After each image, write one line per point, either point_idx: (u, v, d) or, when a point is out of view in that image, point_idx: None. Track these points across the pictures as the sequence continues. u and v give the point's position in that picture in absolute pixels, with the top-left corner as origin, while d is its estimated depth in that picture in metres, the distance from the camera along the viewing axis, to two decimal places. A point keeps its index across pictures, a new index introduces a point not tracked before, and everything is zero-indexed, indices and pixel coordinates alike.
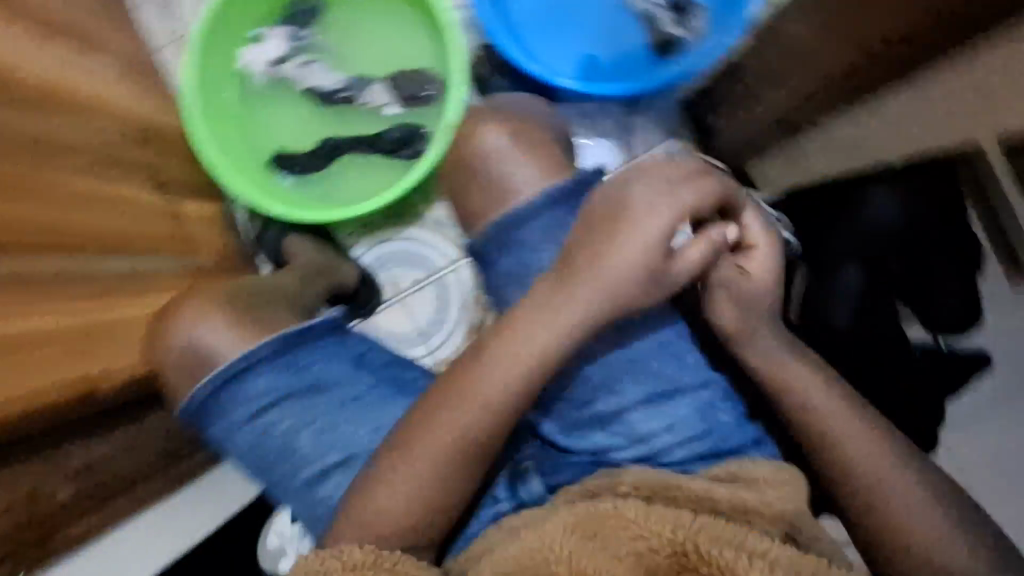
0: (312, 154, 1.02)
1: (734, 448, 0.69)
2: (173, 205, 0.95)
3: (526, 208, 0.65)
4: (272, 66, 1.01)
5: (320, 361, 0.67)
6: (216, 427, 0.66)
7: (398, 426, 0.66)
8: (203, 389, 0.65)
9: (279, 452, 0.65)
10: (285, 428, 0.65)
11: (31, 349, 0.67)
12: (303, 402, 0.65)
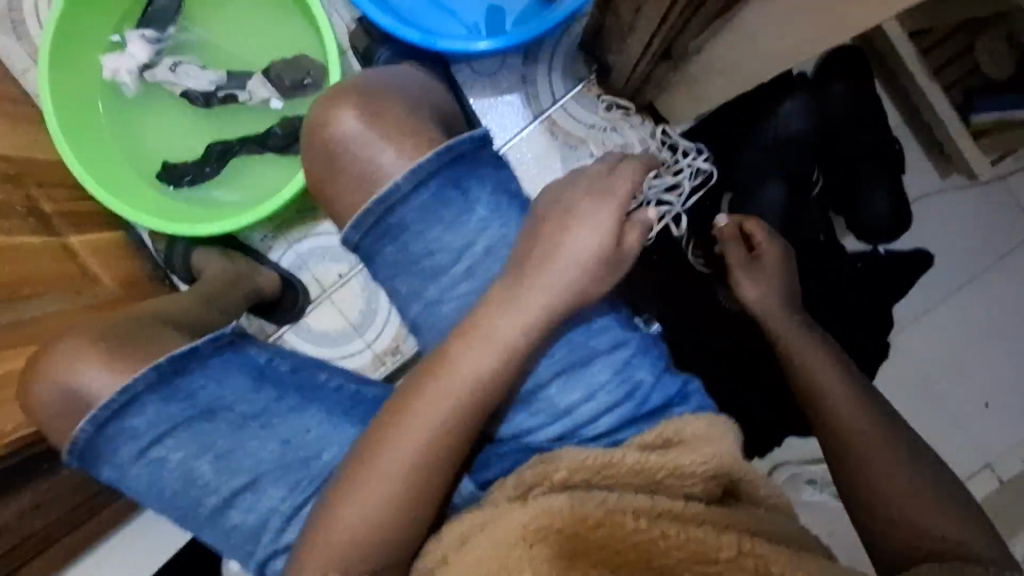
0: (201, 160, 0.97)
1: (657, 404, 0.65)
2: (58, 237, 0.88)
3: (402, 183, 0.59)
4: (142, 72, 0.96)
5: (212, 382, 0.63)
6: (106, 474, 0.61)
7: (305, 435, 0.62)
8: (85, 430, 0.60)
9: (178, 485, 0.61)
10: (180, 460, 0.61)
11: None
12: (199, 428, 0.61)
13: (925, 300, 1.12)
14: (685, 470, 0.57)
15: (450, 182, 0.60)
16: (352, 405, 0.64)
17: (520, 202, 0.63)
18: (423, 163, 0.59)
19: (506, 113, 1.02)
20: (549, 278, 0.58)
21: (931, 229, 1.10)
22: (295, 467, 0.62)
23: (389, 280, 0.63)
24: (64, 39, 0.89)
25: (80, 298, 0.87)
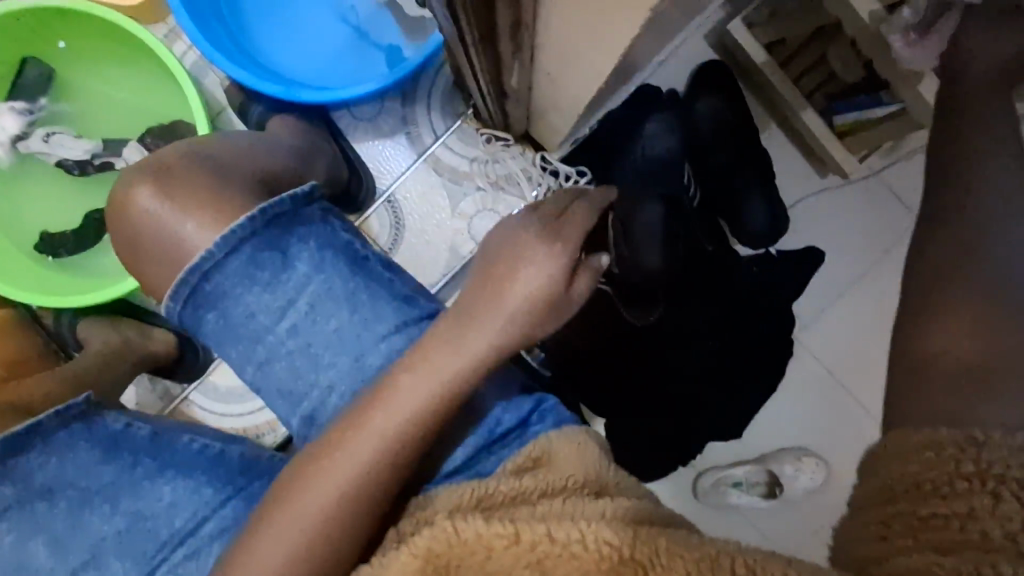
0: (79, 230, 0.97)
1: (508, 428, 0.66)
2: None
3: (214, 251, 0.60)
4: (16, 143, 0.95)
5: (48, 463, 0.64)
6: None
7: (148, 509, 0.64)
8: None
9: (11, 570, 0.63)
10: (13, 542, 0.63)
11: None
12: (36, 510, 0.64)
13: (819, 297, 1.14)
14: (558, 486, 0.56)
15: (267, 244, 0.61)
16: (208, 469, 0.65)
17: (348, 252, 0.64)
18: (234, 229, 0.60)
19: (392, 155, 1.05)
20: (491, 315, 0.55)
21: (817, 226, 1.13)
22: (141, 538, 0.63)
23: (220, 346, 0.63)
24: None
25: None
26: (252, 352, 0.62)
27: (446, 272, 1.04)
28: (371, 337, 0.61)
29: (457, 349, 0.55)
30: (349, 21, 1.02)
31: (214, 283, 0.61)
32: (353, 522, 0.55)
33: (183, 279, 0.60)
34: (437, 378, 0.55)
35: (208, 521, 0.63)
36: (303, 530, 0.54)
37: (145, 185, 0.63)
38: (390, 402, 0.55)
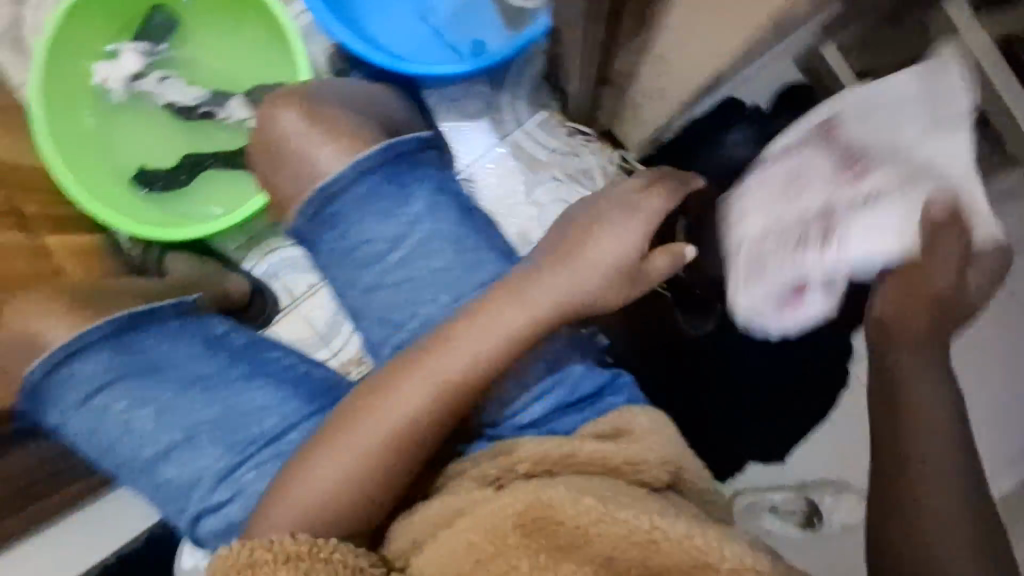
0: (174, 171, 1.03)
1: (586, 394, 0.67)
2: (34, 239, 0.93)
3: (346, 171, 0.65)
4: (132, 82, 1.02)
5: (163, 345, 0.69)
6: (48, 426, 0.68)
7: (239, 406, 0.66)
8: (38, 374, 0.66)
9: (107, 436, 0.66)
10: (121, 410, 0.66)
11: None
12: (142, 382, 0.67)
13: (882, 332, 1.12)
14: (642, 465, 0.58)
15: (391, 176, 0.66)
16: (298, 384, 0.68)
17: (459, 199, 0.68)
18: (369, 155, 0.65)
19: (476, 135, 1.08)
20: (582, 273, 0.60)
21: None
22: (235, 430, 0.65)
23: (330, 265, 0.67)
24: (57, 49, 0.95)
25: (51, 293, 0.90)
26: (354, 275, 0.66)
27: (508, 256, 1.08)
28: (473, 277, 0.64)
29: (497, 315, 0.60)
30: (429, 20, 1.06)
31: (337, 206, 0.65)
32: (388, 455, 0.58)
33: (312, 195, 0.65)
34: (476, 342, 0.59)
35: (295, 429, 0.65)
36: (345, 462, 0.58)
37: (286, 109, 0.69)
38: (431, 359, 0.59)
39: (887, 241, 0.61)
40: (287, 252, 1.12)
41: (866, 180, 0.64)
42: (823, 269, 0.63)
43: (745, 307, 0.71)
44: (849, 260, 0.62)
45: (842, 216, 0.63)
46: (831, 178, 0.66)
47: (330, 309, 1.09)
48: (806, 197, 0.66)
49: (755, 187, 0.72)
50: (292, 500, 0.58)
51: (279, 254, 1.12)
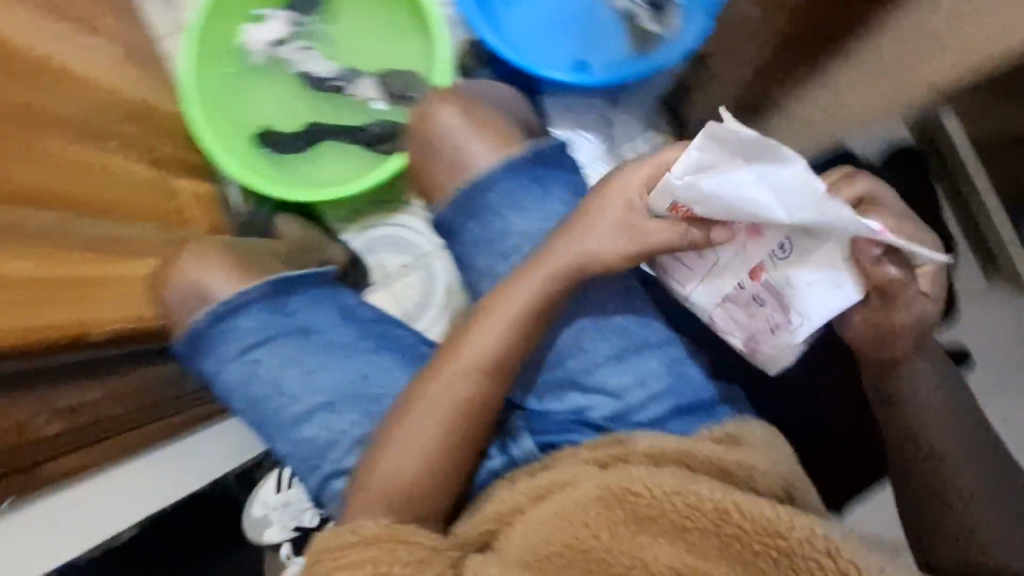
0: (299, 135, 1.08)
1: (701, 404, 0.70)
2: (167, 179, 0.98)
3: (498, 170, 0.74)
4: (274, 46, 1.07)
5: (311, 310, 0.72)
6: (199, 372, 0.72)
7: (377, 376, 0.70)
8: (204, 321, 0.70)
9: (256, 391, 0.69)
10: (271, 367, 0.69)
11: (35, 284, 0.65)
12: (290, 344, 0.70)
13: None
14: (756, 471, 0.61)
15: (534, 179, 0.74)
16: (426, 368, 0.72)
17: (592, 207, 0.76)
18: (515, 157, 0.74)
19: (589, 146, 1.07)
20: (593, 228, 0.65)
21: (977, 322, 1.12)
22: (372, 402, 0.70)
23: (471, 251, 0.76)
24: (216, 10, 1.01)
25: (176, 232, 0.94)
26: (495, 259, 0.75)
27: None
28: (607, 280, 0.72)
29: (512, 305, 0.66)
30: (562, 27, 1.08)
31: (485, 198, 0.74)
32: (466, 439, 0.66)
33: (466, 189, 0.74)
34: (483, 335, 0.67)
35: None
36: (428, 436, 0.65)
37: (447, 109, 0.80)
38: (461, 347, 0.67)
39: (837, 298, 0.58)
40: (386, 230, 1.15)
41: (817, 251, 0.56)
42: (772, 323, 0.61)
43: (720, 330, 0.65)
44: (811, 304, 0.58)
45: (806, 277, 0.57)
46: (736, 232, 0.59)
47: (422, 289, 1.13)
48: (744, 249, 0.60)
49: (661, 189, 0.60)
50: (395, 449, 0.65)
51: (377, 231, 1.15)
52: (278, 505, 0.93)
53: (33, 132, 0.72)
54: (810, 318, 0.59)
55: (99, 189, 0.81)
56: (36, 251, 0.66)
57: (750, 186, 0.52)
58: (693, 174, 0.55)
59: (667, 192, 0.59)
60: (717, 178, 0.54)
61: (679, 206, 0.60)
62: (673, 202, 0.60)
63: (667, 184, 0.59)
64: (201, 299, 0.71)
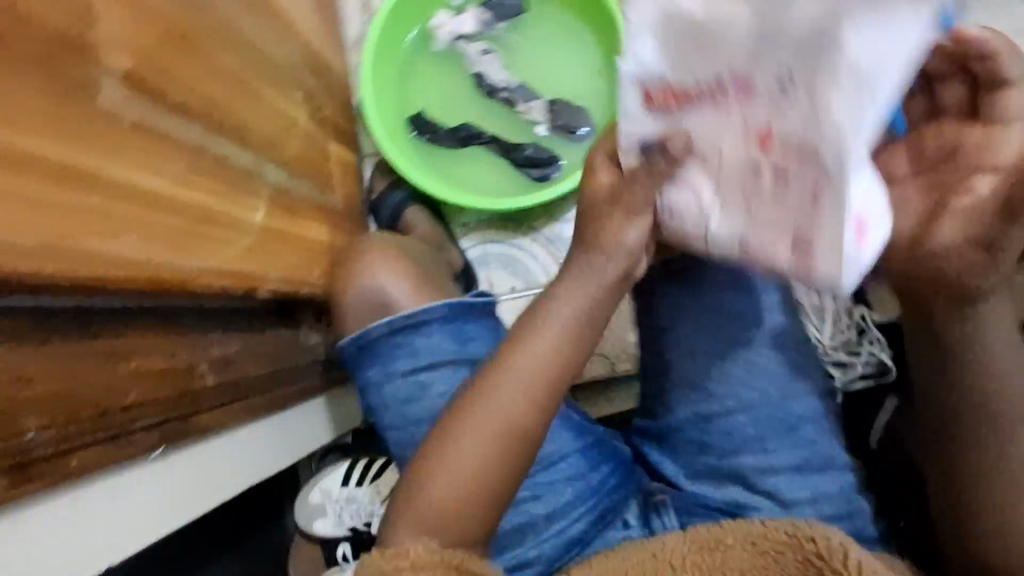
0: (452, 131, 1.07)
1: (867, 536, 0.63)
2: (326, 140, 0.95)
3: None
4: (457, 39, 1.06)
5: (486, 341, 0.66)
6: (359, 377, 0.68)
7: None
8: (383, 331, 0.65)
9: (416, 412, 0.65)
10: (437, 394, 0.65)
11: (234, 225, 0.62)
12: (459, 373, 0.65)
13: None
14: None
15: None
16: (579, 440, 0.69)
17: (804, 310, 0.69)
18: None
19: None
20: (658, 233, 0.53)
21: None
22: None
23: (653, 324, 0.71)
24: None
25: (326, 197, 0.91)
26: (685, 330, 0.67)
27: None
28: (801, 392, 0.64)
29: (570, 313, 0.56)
30: None
31: None
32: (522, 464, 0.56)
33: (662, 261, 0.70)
34: (542, 342, 0.56)
35: (571, 483, 0.67)
36: (472, 461, 0.55)
37: None
38: (520, 354, 0.57)
39: (871, 79, 0.33)
40: (505, 250, 1.12)
41: (729, 72, 0.37)
42: (810, 185, 0.39)
43: (761, 251, 0.45)
44: (851, 99, 0.34)
45: (755, 79, 0.37)
46: (720, 98, 0.39)
47: None
48: (731, 121, 0.40)
49: (651, 116, 0.43)
50: (450, 471, 0.55)
51: (496, 249, 1.12)
52: (340, 498, 0.88)
53: (248, 64, 0.70)
54: (856, 98, 0.33)
55: (285, 137, 0.78)
56: (234, 188, 0.63)
57: (696, 63, 0.38)
58: (638, 69, 0.41)
59: (638, 101, 0.43)
60: (648, 57, 0.40)
61: (657, 104, 0.42)
62: (646, 100, 0.42)
63: (627, 99, 0.43)
64: (385, 310, 0.68)
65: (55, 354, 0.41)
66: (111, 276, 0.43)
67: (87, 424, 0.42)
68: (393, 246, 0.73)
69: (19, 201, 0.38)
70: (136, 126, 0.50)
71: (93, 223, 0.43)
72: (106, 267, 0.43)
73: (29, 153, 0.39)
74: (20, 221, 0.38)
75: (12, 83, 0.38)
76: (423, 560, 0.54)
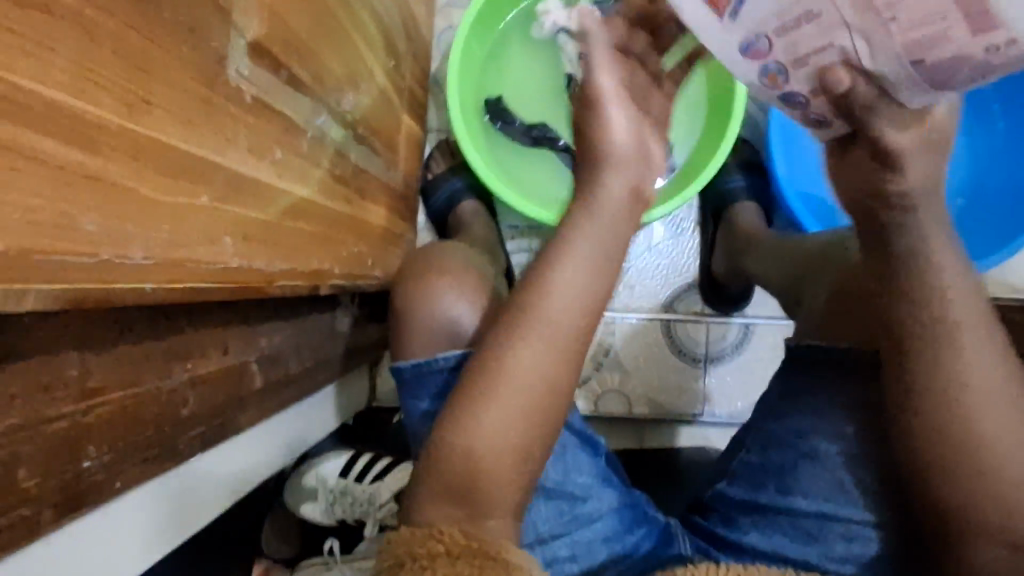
0: (526, 128, 1.02)
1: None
2: (403, 112, 0.88)
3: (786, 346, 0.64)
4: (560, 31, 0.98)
5: None
6: (413, 403, 0.63)
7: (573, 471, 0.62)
8: (445, 366, 0.60)
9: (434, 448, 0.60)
10: None
11: (317, 213, 0.56)
12: None
13: None
14: None
15: None
16: (620, 501, 0.64)
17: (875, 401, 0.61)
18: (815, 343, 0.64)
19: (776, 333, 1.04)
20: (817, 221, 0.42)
21: None
22: (563, 505, 0.62)
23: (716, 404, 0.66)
24: None
25: (392, 175, 0.84)
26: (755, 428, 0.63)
27: (731, 418, 1.04)
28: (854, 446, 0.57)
29: (588, 254, 0.51)
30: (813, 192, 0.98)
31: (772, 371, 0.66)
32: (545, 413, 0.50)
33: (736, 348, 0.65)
34: (552, 284, 0.50)
35: (608, 545, 0.62)
36: (499, 403, 0.49)
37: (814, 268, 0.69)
38: (535, 302, 0.50)
39: None
40: None
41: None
42: None
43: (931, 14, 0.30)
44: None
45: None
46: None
47: (634, 355, 1.05)
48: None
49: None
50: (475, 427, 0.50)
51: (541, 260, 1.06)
52: (334, 489, 0.84)
53: (356, 27, 0.63)
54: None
55: (370, 109, 0.72)
56: (323, 170, 0.57)
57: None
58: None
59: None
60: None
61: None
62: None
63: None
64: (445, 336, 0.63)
65: (126, 362, 0.37)
66: (218, 290, 0.38)
67: (146, 445, 0.39)
68: (468, 271, 0.68)
69: (149, 200, 0.31)
70: (258, 103, 0.43)
71: (207, 224, 0.37)
72: (212, 279, 0.38)
73: (173, 157, 0.33)
74: (143, 230, 0.31)
75: (162, 54, 0.31)
76: (456, 550, 0.47)
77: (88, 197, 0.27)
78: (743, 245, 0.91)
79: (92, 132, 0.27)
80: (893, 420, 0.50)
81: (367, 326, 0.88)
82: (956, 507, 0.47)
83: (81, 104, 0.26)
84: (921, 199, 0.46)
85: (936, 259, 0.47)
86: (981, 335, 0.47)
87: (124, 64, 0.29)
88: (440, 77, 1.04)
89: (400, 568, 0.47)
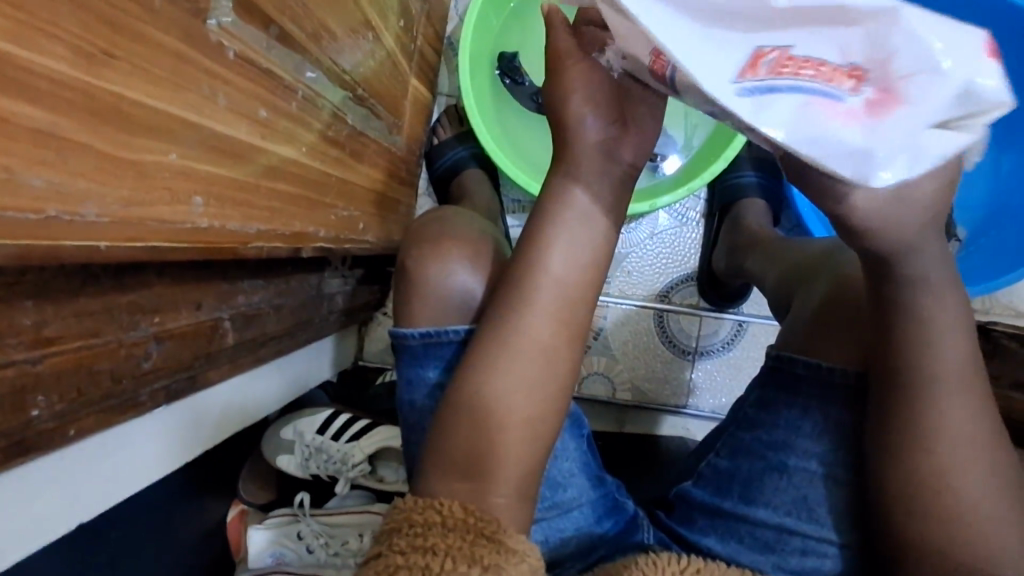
0: (535, 94, 0.99)
1: None
2: (411, 75, 0.86)
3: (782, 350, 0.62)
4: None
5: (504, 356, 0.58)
6: (416, 372, 0.59)
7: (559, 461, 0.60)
8: (456, 339, 0.57)
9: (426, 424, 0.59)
10: None
11: (302, 174, 0.55)
12: None
13: None
14: None
15: None
16: (596, 491, 0.62)
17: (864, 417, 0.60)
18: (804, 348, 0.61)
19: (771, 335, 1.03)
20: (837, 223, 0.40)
21: None
22: (545, 491, 0.60)
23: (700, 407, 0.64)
24: None
25: (393, 139, 0.83)
26: (728, 431, 0.62)
27: (713, 413, 1.04)
28: (835, 451, 0.56)
29: (588, 242, 0.50)
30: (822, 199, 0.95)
31: None
32: (542, 391, 0.50)
33: None
34: (549, 264, 0.50)
35: (579, 533, 0.60)
36: (500, 383, 0.49)
37: (811, 269, 0.67)
38: (535, 278, 0.50)
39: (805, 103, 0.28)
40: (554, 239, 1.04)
41: (857, 35, 0.28)
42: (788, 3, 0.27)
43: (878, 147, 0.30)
44: (943, 107, 0.28)
45: (898, 65, 0.28)
46: (826, 95, 0.28)
47: (623, 341, 1.04)
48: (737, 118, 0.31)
49: (731, 98, 0.28)
50: (473, 405, 0.49)
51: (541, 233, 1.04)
52: (309, 445, 0.84)
53: None
54: (897, 165, 0.29)
55: (374, 70, 0.70)
56: (314, 132, 0.56)
57: (822, 40, 0.28)
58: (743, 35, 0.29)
59: (725, 75, 0.29)
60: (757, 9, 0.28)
61: (756, 75, 0.28)
62: (738, 73, 0.28)
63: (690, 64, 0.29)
64: (413, 300, 0.60)
65: (85, 314, 0.37)
66: (181, 253, 0.38)
67: (96, 395, 0.40)
68: (483, 238, 0.63)
69: (104, 156, 0.31)
70: (243, 61, 0.42)
71: (172, 184, 0.37)
72: (174, 240, 0.37)
73: (139, 113, 0.33)
74: (94, 185, 0.31)
75: (131, 10, 0.31)
76: (452, 522, 0.46)
77: (32, 151, 0.27)
78: (747, 242, 0.89)
79: (37, 84, 0.26)
80: (874, 440, 0.49)
81: (360, 289, 0.88)
82: (923, 521, 0.47)
83: (27, 59, 0.26)
84: (925, 242, 0.42)
85: (951, 282, 0.44)
86: (968, 375, 0.46)
87: (84, 18, 0.28)
88: (456, 40, 1.01)
89: (397, 533, 0.46)
